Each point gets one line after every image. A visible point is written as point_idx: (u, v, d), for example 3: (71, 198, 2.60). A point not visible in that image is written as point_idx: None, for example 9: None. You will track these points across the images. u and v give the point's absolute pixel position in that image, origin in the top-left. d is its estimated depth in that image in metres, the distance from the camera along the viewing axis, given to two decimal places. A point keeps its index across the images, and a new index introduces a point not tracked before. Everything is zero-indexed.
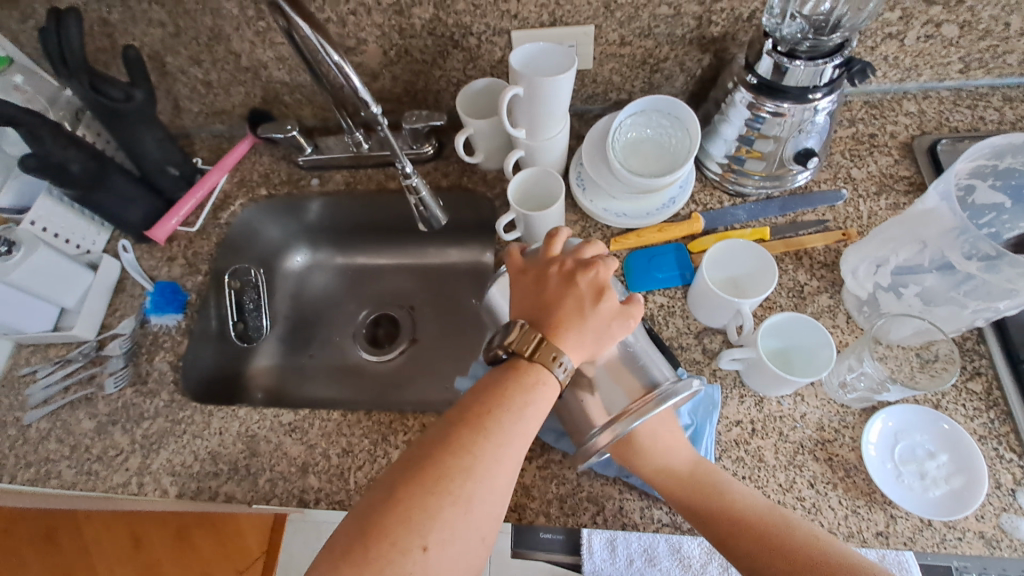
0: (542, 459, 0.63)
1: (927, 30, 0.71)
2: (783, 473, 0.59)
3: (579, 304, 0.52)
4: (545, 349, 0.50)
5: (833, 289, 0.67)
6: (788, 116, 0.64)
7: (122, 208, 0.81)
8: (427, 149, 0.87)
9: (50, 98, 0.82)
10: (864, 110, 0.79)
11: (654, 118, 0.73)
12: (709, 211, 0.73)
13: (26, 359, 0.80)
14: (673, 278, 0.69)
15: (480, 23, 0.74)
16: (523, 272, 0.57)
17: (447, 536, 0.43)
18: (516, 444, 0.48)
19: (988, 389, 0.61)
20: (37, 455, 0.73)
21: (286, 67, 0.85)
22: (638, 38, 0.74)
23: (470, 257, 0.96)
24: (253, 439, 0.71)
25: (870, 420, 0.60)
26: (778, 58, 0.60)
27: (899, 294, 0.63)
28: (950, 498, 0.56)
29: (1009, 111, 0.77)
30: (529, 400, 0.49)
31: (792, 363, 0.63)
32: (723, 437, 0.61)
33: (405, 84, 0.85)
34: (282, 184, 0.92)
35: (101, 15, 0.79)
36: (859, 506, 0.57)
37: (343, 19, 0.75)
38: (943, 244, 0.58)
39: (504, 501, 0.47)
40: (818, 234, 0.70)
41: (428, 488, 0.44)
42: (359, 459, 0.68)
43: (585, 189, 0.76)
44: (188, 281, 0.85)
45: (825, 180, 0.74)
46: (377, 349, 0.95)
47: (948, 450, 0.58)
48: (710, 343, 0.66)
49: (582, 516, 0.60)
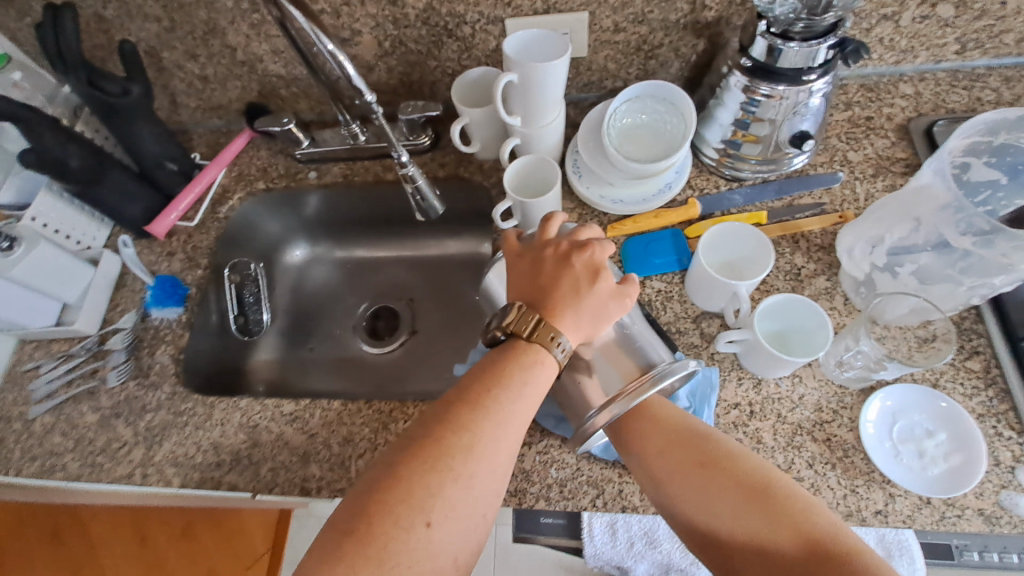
0: (542, 444, 0.64)
1: (922, 10, 0.71)
2: (782, 454, 0.59)
3: (576, 286, 0.53)
4: (544, 329, 0.50)
5: (831, 271, 0.67)
6: (783, 98, 0.64)
7: (121, 203, 0.81)
8: (423, 140, 0.87)
9: (48, 95, 0.83)
10: (860, 93, 0.79)
11: (649, 104, 0.73)
12: (705, 196, 0.73)
13: (29, 355, 0.80)
14: (670, 263, 0.70)
15: (474, 12, 0.74)
16: (520, 256, 0.57)
17: (450, 513, 0.44)
18: (516, 423, 0.48)
19: (987, 367, 0.61)
20: (41, 449, 0.73)
21: (282, 61, 0.85)
22: (632, 24, 0.74)
23: (468, 248, 0.97)
24: (254, 430, 0.71)
25: (869, 400, 0.60)
26: (772, 40, 0.60)
27: (894, 273, 0.63)
28: (949, 475, 0.57)
29: (1006, 91, 0.77)
30: (528, 379, 0.49)
31: (790, 345, 0.63)
32: (721, 420, 0.61)
33: (400, 75, 0.85)
34: (279, 178, 0.92)
35: (96, 11, 0.79)
36: (858, 486, 0.57)
37: (336, 10, 0.75)
38: (938, 221, 0.58)
39: (505, 480, 0.48)
40: (816, 217, 0.70)
41: (429, 467, 0.44)
42: (360, 447, 0.68)
43: (581, 175, 0.76)
44: (188, 275, 0.85)
45: (821, 163, 0.74)
46: (377, 341, 0.95)
47: (947, 428, 0.58)
48: (708, 327, 0.66)
49: (583, 500, 0.61)
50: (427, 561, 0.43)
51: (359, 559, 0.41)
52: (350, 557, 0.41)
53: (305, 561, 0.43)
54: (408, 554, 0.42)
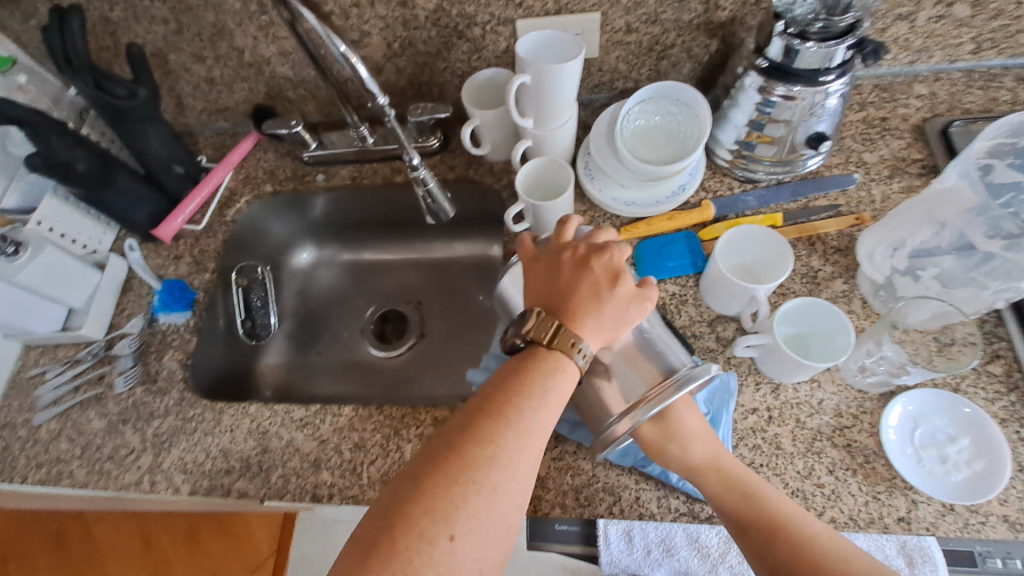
0: (557, 450, 0.63)
1: (938, 10, 0.70)
2: (802, 460, 0.58)
3: (594, 290, 0.52)
4: (563, 335, 0.49)
5: (848, 274, 0.66)
6: (799, 99, 0.63)
7: (128, 207, 0.81)
8: (433, 142, 0.86)
9: (54, 98, 0.82)
10: (874, 93, 0.78)
11: (662, 105, 0.73)
12: (719, 198, 0.73)
13: (35, 360, 0.79)
14: (685, 266, 0.69)
15: (485, 13, 0.73)
16: (536, 261, 0.56)
17: (474, 525, 0.43)
18: (538, 432, 0.47)
19: (1008, 371, 0.60)
20: (48, 456, 0.73)
21: (289, 63, 0.84)
22: (645, 25, 0.73)
23: (477, 250, 0.96)
24: (264, 436, 0.70)
25: (890, 405, 0.60)
26: (789, 40, 0.59)
27: (916, 277, 0.62)
28: (973, 481, 0.55)
29: (1022, 91, 0.76)
30: (548, 386, 0.48)
31: (811, 348, 0.62)
32: (739, 425, 0.60)
33: (409, 76, 0.84)
34: (287, 181, 0.91)
35: (102, 13, 0.78)
36: (880, 492, 0.56)
37: (346, 11, 0.74)
38: (964, 223, 0.59)
39: (528, 490, 0.47)
40: (832, 220, 0.69)
41: (452, 479, 0.44)
42: (372, 453, 0.67)
43: (594, 178, 0.76)
44: (195, 279, 0.84)
45: (836, 165, 0.73)
46: (386, 345, 0.95)
47: (970, 434, 0.57)
48: (724, 331, 0.66)
49: (599, 507, 0.60)
50: (453, 575, 0.42)
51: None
52: (373, 573, 0.40)
53: None
54: (433, 569, 0.41)
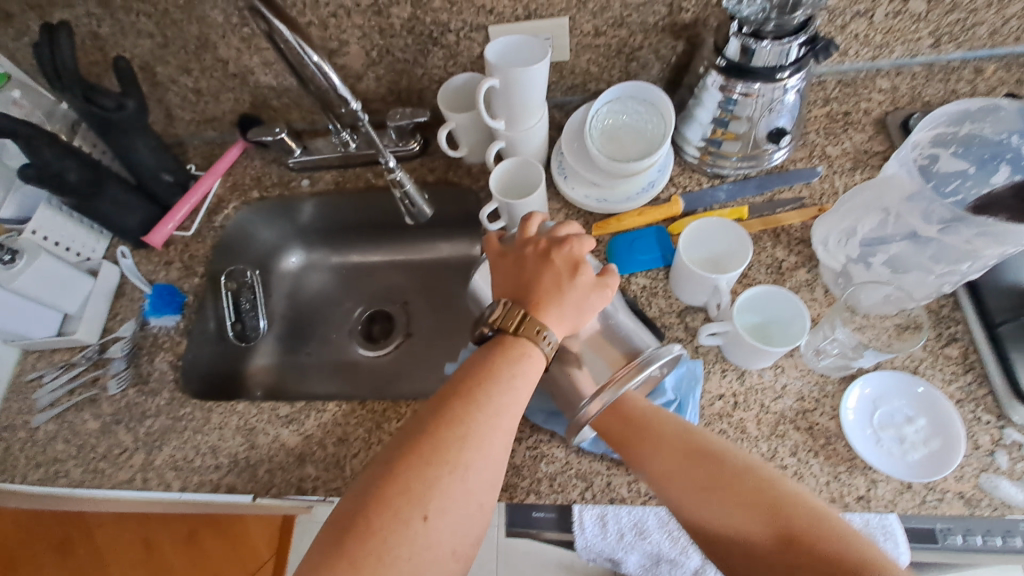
0: (532, 439, 0.66)
1: (894, 7, 0.72)
2: (766, 443, 0.60)
3: (558, 279, 0.54)
4: (530, 323, 0.52)
5: (811, 264, 0.69)
6: (758, 96, 0.66)
7: (118, 215, 0.83)
8: (413, 146, 0.89)
9: (46, 112, 0.86)
10: (838, 89, 0.80)
11: (630, 104, 0.75)
12: (688, 193, 0.75)
13: (32, 364, 0.82)
14: (654, 259, 0.71)
15: (457, 20, 0.76)
16: (502, 256, 0.59)
17: (447, 505, 0.45)
18: (508, 414, 0.50)
19: (964, 353, 0.62)
20: (45, 456, 0.75)
21: (272, 72, 0.87)
22: (612, 28, 0.76)
23: (461, 250, 0.98)
24: (251, 432, 0.72)
25: (849, 388, 0.62)
26: (744, 40, 0.61)
27: (868, 264, 0.65)
28: (929, 460, 0.58)
29: (981, 83, 0.78)
30: (516, 371, 0.51)
31: (772, 336, 0.64)
32: (706, 411, 0.63)
33: (388, 83, 0.87)
34: (273, 187, 0.94)
35: (91, 29, 0.81)
36: (840, 472, 0.58)
37: (324, 22, 0.77)
38: (905, 210, 0.61)
39: (500, 471, 0.49)
40: (796, 211, 0.71)
41: (426, 460, 0.46)
42: (355, 446, 0.70)
43: (567, 176, 0.78)
44: (185, 284, 0.87)
45: (801, 159, 0.76)
46: (373, 344, 0.97)
47: (925, 413, 0.60)
48: (692, 322, 0.68)
49: (572, 493, 0.62)
50: (428, 552, 0.44)
51: (360, 555, 0.42)
52: (349, 555, 0.42)
53: (308, 560, 0.44)
54: (407, 547, 0.43)
